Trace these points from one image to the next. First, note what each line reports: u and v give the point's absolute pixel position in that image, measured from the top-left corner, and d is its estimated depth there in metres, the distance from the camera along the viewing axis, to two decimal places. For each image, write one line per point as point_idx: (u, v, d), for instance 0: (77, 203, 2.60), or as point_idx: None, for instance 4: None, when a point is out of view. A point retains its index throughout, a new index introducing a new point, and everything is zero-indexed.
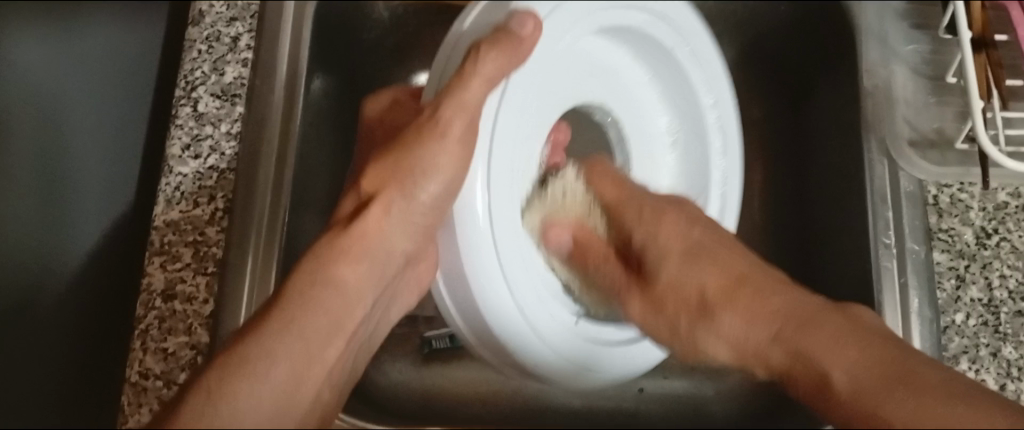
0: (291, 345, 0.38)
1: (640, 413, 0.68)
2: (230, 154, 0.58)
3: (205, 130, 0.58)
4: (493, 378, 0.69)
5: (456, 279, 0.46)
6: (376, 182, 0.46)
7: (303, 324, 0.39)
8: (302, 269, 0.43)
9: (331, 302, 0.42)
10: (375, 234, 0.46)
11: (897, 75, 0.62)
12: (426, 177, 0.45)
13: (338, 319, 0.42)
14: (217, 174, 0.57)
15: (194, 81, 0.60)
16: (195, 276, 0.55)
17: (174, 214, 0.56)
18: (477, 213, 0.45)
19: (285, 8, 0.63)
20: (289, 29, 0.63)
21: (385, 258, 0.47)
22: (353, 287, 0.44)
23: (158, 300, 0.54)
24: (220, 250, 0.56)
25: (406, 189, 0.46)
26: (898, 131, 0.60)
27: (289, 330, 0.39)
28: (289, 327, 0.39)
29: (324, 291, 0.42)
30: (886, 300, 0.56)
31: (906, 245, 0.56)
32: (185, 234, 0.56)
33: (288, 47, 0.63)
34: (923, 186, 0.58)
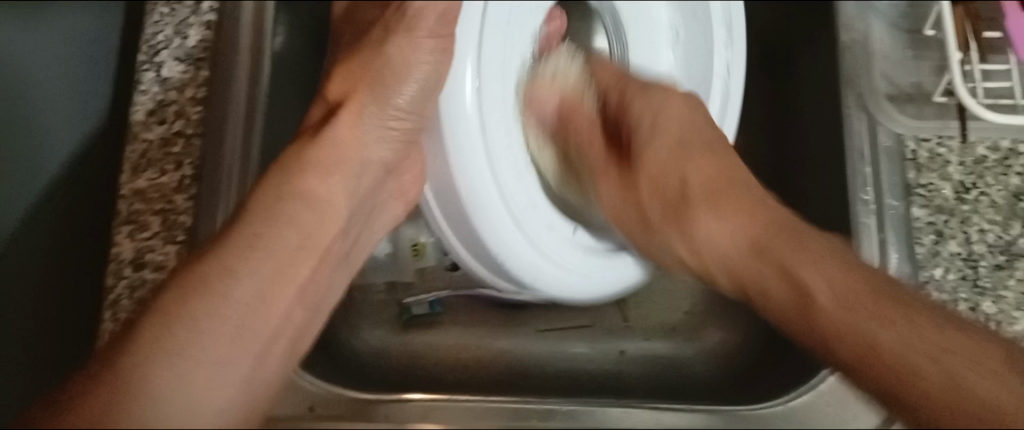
0: (263, 249, 0.40)
1: (621, 373, 0.68)
2: (196, 119, 0.57)
3: (169, 95, 0.57)
4: (473, 341, 0.69)
5: (443, 180, 0.46)
6: (344, 87, 0.50)
7: (251, 265, 0.39)
8: (271, 176, 0.45)
9: (303, 216, 0.44)
10: (348, 145, 0.49)
11: (875, 28, 0.61)
12: (398, 86, 0.49)
13: (306, 231, 0.44)
14: (183, 139, 0.56)
15: (156, 45, 0.58)
16: (164, 245, 0.54)
17: (141, 182, 0.55)
18: (462, 101, 0.45)
19: None
20: None
21: (363, 169, 0.50)
22: (325, 200, 0.46)
23: (128, 269, 0.54)
24: (189, 218, 0.55)
25: (377, 100, 0.49)
26: (876, 84, 0.59)
27: (259, 235, 0.41)
28: (257, 234, 0.41)
29: (296, 205, 0.44)
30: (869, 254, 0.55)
31: (885, 201, 0.56)
32: (153, 202, 0.55)
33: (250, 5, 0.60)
34: (900, 140, 0.57)
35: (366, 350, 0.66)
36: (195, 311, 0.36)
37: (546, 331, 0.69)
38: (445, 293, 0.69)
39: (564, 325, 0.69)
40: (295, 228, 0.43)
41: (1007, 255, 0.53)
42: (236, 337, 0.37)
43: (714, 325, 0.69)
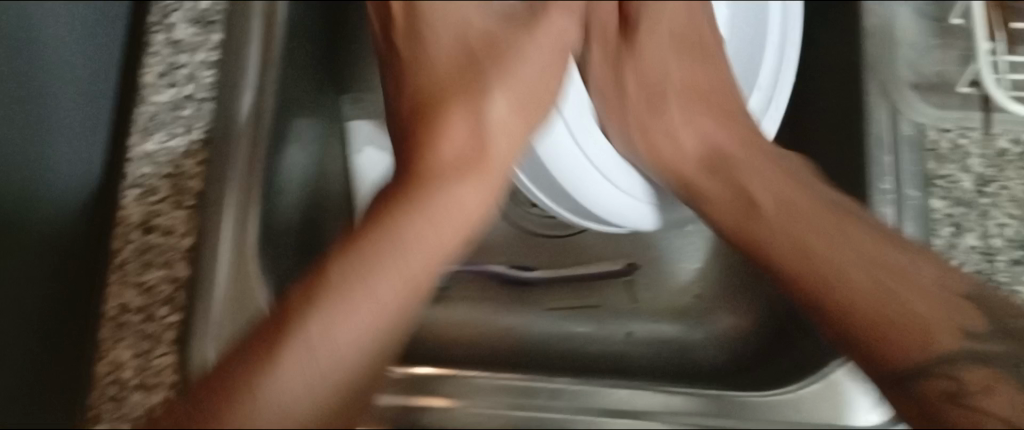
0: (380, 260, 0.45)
1: (629, 355, 0.67)
2: (208, 83, 0.56)
3: (180, 58, 0.57)
4: (482, 319, 0.68)
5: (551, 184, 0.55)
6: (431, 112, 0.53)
7: (382, 282, 0.44)
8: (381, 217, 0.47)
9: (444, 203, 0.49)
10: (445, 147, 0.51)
11: (900, 14, 0.60)
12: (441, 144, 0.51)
13: (449, 216, 0.48)
14: (193, 103, 0.56)
15: (168, 8, 0.58)
16: (172, 209, 0.54)
17: (150, 145, 0.55)
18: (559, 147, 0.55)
19: None
20: None
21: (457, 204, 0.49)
22: (462, 200, 0.49)
23: (135, 232, 0.53)
24: (198, 183, 0.54)
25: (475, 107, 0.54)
26: (899, 72, 0.58)
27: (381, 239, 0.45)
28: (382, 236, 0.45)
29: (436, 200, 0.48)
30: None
31: (905, 192, 0.55)
32: (161, 166, 0.54)
33: None
34: (921, 129, 0.56)
35: None
36: (344, 307, 0.42)
37: (557, 309, 0.69)
38: (457, 267, 0.69)
39: (576, 304, 0.69)
40: (429, 226, 0.47)
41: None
42: (342, 331, 0.42)
43: (721, 311, 0.69)
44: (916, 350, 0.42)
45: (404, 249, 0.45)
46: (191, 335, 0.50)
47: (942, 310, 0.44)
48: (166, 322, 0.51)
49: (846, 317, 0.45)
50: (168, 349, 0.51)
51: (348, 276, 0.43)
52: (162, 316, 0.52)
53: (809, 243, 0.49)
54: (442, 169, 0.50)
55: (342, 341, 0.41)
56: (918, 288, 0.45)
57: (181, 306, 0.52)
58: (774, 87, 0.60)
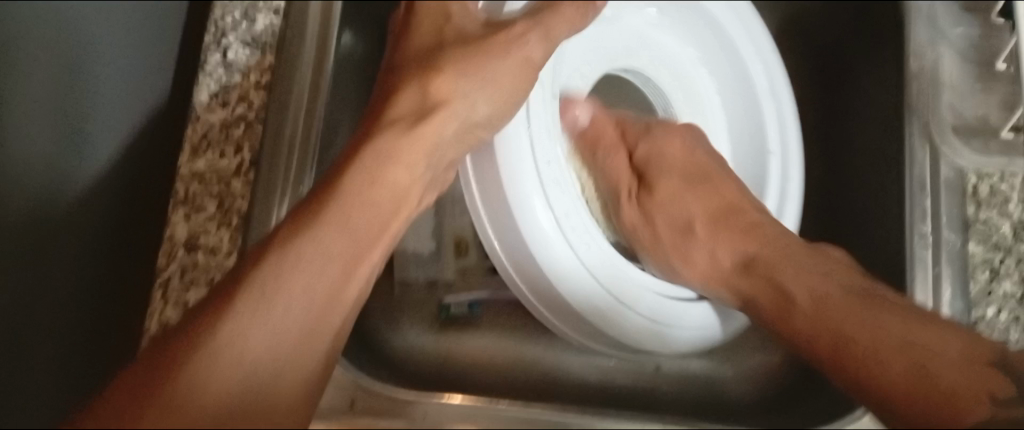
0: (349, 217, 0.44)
1: (658, 390, 0.67)
2: (260, 104, 0.57)
3: (234, 78, 0.57)
4: (511, 348, 0.69)
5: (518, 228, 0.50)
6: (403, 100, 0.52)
7: (288, 297, 0.40)
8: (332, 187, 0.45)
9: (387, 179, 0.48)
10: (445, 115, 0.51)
11: (944, 60, 0.60)
12: (391, 160, 0.48)
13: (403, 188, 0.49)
14: (245, 123, 0.56)
15: (224, 28, 0.59)
16: (219, 228, 0.54)
17: (200, 163, 0.55)
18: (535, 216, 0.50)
19: None
20: None
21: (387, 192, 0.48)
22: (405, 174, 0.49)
23: (181, 250, 0.54)
24: (245, 203, 0.55)
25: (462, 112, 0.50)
26: (942, 116, 0.59)
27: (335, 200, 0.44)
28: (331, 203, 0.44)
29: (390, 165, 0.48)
30: (920, 294, 0.56)
31: (942, 235, 0.56)
32: (210, 185, 0.55)
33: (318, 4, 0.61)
34: (963, 174, 0.57)
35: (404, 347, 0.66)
36: (268, 310, 0.39)
37: (583, 341, 0.69)
38: (485, 295, 0.68)
39: None
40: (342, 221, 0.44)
41: None
42: (275, 314, 0.39)
43: (751, 347, 0.69)
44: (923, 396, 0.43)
45: (325, 225, 0.43)
46: None
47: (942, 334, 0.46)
48: None
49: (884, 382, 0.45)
50: None
51: (267, 316, 0.39)
52: None
53: (846, 329, 0.49)
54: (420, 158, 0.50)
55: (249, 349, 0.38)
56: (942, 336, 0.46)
57: None
58: (785, 180, 0.64)
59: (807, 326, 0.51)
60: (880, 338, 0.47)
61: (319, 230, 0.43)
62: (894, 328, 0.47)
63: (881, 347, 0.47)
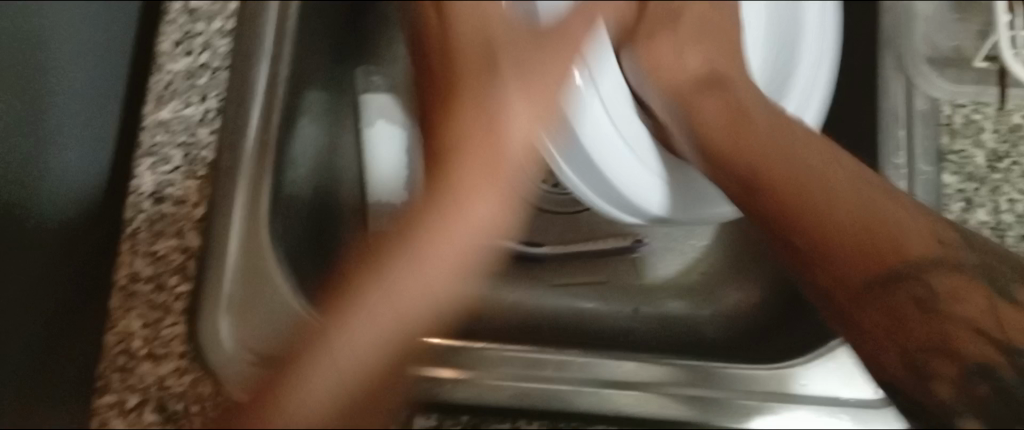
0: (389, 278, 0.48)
1: (638, 330, 0.67)
2: (223, 52, 0.57)
3: (197, 27, 0.58)
4: (489, 293, 0.68)
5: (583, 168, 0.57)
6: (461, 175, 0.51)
7: (365, 333, 0.46)
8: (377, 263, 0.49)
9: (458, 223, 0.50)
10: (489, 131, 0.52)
11: None
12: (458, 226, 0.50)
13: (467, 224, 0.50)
14: (208, 72, 0.56)
15: None
16: (185, 179, 0.54)
17: (164, 113, 0.56)
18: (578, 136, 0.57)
19: None
20: None
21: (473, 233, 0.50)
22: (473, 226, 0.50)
23: (147, 202, 0.54)
24: (211, 153, 0.55)
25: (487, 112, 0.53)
26: (917, 47, 0.58)
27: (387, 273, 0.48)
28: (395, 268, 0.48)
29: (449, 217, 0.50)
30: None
31: (917, 167, 0.55)
32: (175, 135, 0.55)
33: None
34: (937, 104, 0.56)
35: None
36: (324, 359, 0.45)
37: (562, 285, 0.69)
38: None
39: (578, 281, 0.69)
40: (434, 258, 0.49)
41: None
42: (362, 330, 0.46)
43: (728, 287, 0.69)
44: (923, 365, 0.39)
45: (449, 226, 0.49)
46: (199, 306, 0.51)
47: (913, 228, 0.45)
48: (176, 292, 0.52)
49: (845, 280, 0.45)
50: (178, 319, 0.52)
51: (404, 295, 0.47)
52: (173, 285, 0.52)
53: (831, 223, 0.46)
54: (469, 170, 0.51)
55: (362, 344, 0.46)
56: (904, 213, 0.46)
57: (192, 276, 0.53)
58: (777, 114, 0.59)
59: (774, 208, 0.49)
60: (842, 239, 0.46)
61: (456, 205, 0.50)
62: (890, 234, 0.45)
63: (849, 240, 0.45)
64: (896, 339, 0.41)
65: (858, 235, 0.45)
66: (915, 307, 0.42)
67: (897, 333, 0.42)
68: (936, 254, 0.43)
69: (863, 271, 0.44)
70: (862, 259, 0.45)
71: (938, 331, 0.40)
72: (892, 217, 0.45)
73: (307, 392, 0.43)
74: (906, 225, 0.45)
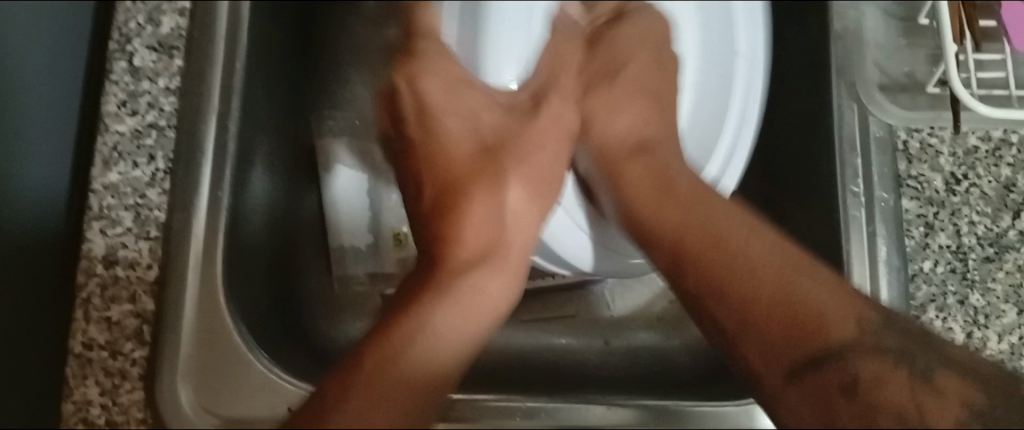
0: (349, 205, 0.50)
1: (608, 366, 0.66)
2: (169, 110, 0.56)
3: (141, 85, 0.56)
4: None
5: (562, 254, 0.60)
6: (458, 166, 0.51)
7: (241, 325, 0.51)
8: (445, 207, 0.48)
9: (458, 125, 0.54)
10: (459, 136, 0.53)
11: (868, 18, 0.60)
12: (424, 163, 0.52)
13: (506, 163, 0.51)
14: (156, 131, 0.55)
15: (128, 33, 0.57)
16: (138, 241, 0.53)
17: (112, 176, 0.54)
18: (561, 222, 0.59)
19: None
20: None
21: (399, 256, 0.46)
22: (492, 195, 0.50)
23: (100, 267, 0.53)
24: (162, 213, 0.54)
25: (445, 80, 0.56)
26: (869, 75, 0.58)
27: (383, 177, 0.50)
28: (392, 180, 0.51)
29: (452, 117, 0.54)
30: (858, 275, 0.56)
31: (876, 193, 0.56)
32: (125, 197, 0.54)
33: None
34: (892, 131, 0.57)
35: (345, 344, 0.65)
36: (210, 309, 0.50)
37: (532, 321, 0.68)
38: None
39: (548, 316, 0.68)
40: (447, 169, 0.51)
41: (996, 246, 0.50)
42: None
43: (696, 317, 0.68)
44: (749, 326, 0.39)
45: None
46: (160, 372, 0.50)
47: (842, 298, 0.40)
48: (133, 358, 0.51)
49: (744, 304, 0.40)
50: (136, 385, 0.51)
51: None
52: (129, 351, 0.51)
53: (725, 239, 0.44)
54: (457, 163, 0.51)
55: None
56: (816, 295, 0.40)
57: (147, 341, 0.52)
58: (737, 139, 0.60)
59: (672, 246, 0.46)
60: (753, 269, 0.42)
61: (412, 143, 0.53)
62: (757, 266, 0.42)
63: (750, 252, 0.43)
64: (733, 325, 0.40)
65: (744, 271, 0.42)
66: (758, 302, 0.40)
67: (751, 305, 0.40)
68: (843, 305, 0.39)
69: (756, 293, 0.40)
70: (722, 266, 0.42)
71: (739, 312, 0.40)
72: (791, 271, 0.41)
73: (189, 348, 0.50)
74: (767, 249, 0.43)
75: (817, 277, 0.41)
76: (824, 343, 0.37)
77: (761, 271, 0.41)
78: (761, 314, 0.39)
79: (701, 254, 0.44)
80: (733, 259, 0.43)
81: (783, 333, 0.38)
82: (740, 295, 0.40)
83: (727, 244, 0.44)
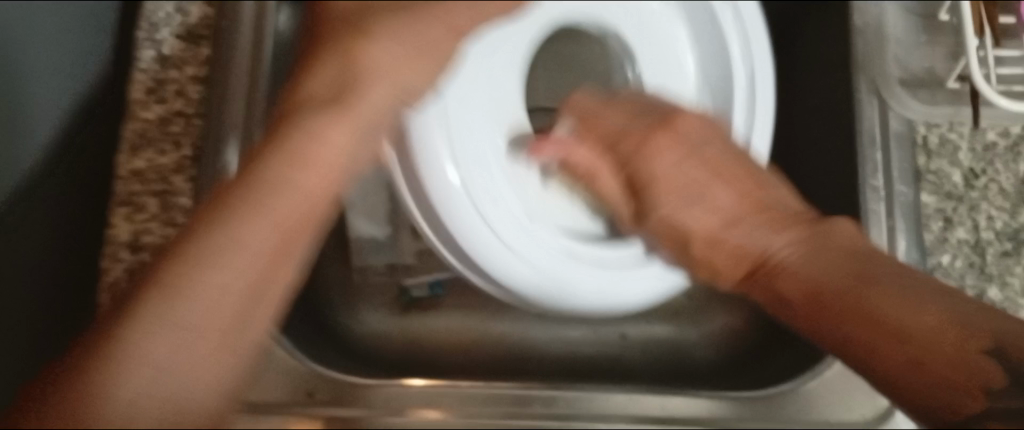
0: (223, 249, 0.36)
1: (623, 358, 0.66)
2: (196, 98, 0.56)
3: (170, 74, 0.57)
4: (474, 326, 0.67)
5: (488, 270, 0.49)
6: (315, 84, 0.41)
7: (189, 302, 0.34)
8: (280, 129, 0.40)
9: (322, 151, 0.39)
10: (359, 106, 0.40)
11: (888, 13, 0.60)
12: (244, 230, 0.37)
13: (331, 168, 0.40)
14: (183, 119, 0.56)
15: (156, 22, 0.58)
16: (163, 228, 0.54)
17: (139, 162, 0.55)
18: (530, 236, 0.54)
19: None
20: None
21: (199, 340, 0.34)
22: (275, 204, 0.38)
23: (124, 252, 0.53)
24: (188, 200, 0.54)
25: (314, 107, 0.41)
26: (888, 69, 0.59)
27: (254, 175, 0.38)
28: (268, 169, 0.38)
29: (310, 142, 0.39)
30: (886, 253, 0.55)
31: (895, 188, 0.56)
32: (151, 184, 0.55)
33: None
34: (912, 126, 0.57)
35: (366, 333, 0.66)
36: (169, 317, 0.34)
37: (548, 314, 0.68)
38: (446, 275, 0.68)
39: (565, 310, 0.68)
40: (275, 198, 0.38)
41: (1015, 241, 0.53)
42: (277, 200, 0.37)
43: (715, 310, 0.68)
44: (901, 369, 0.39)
45: (310, 157, 0.39)
46: None
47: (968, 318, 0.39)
48: None
49: (867, 323, 0.41)
50: None
51: (215, 253, 0.36)
52: None
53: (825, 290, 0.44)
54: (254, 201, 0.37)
55: (272, 206, 0.37)
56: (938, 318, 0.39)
57: None
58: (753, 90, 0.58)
59: (804, 300, 0.45)
60: (858, 294, 0.42)
61: (321, 127, 0.39)
62: (897, 299, 0.41)
63: (881, 293, 0.41)
64: (847, 335, 0.42)
65: (851, 302, 0.42)
66: (906, 355, 0.39)
67: (874, 347, 0.40)
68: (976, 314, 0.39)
69: (906, 314, 0.40)
70: (846, 298, 0.42)
71: (871, 356, 0.40)
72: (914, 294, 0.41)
73: (136, 390, 0.33)
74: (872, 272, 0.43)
75: (949, 298, 0.40)
76: (906, 334, 0.39)
77: (882, 307, 0.41)
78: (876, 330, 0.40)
79: (834, 284, 0.44)
80: (853, 291, 0.43)
81: (916, 374, 0.39)
82: (890, 331, 0.40)
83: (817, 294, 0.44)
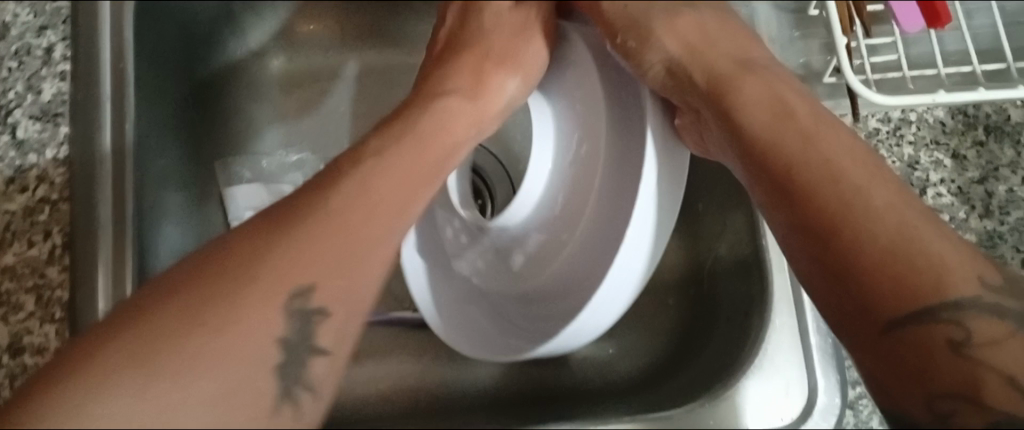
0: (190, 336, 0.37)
1: (548, 383, 0.65)
2: (61, 182, 0.53)
3: (28, 159, 0.53)
4: (393, 370, 0.66)
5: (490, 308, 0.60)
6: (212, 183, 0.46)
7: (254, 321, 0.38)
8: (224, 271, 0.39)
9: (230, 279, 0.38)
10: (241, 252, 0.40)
11: (761, 13, 0.61)
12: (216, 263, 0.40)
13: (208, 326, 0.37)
14: (49, 205, 0.53)
15: (8, 105, 0.55)
16: (43, 324, 0.50)
17: (8, 257, 0.51)
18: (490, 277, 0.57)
19: (98, 48, 0.58)
20: (109, 50, 0.58)
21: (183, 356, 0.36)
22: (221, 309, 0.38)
23: (5, 356, 0.49)
24: (66, 291, 0.51)
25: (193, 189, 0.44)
26: None
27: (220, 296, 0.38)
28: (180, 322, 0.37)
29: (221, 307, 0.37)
30: None
31: None
32: (24, 278, 0.51)
33: (109, 69, 0.58)
34: None
35: None
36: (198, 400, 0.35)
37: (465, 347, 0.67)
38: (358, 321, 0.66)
39: None
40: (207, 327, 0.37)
41: None
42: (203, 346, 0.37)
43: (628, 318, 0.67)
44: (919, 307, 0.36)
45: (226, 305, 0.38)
46: None
47: (894, 216, 0.39)
48: None
49: (858, 239, 0.38)
50: None
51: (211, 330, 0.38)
52: None
53: (838, 171, 0.41)
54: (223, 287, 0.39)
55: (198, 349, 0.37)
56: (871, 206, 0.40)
57: None
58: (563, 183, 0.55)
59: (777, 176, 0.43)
60: (855, 204, 0.40)
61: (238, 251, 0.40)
62: (874, 220, 0.39)
63: (871, 210, 0.39)
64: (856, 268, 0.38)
65: (864, 203, 0.40)
66: (883, 236, 0.38)
67: (851, 278, 0.38)
68: (919, 221, 0.39)
69: (878, 217, 0.39)
70: (831, 192, 0.40)
71: (890, 254, 0.38)
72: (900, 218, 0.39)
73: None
74: (842, 191, 0.40)
75: (895, 205, 0.40)
76: (922, 287, 0.37)
77: (862, 212, 0.39)
78: (861, 251, 0.38)
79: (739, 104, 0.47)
80: (833, 213, 0.40)
81: (909, 298, 0.36)
82: (877, 228, 0.38)
83: (847, 207, 0.40)
